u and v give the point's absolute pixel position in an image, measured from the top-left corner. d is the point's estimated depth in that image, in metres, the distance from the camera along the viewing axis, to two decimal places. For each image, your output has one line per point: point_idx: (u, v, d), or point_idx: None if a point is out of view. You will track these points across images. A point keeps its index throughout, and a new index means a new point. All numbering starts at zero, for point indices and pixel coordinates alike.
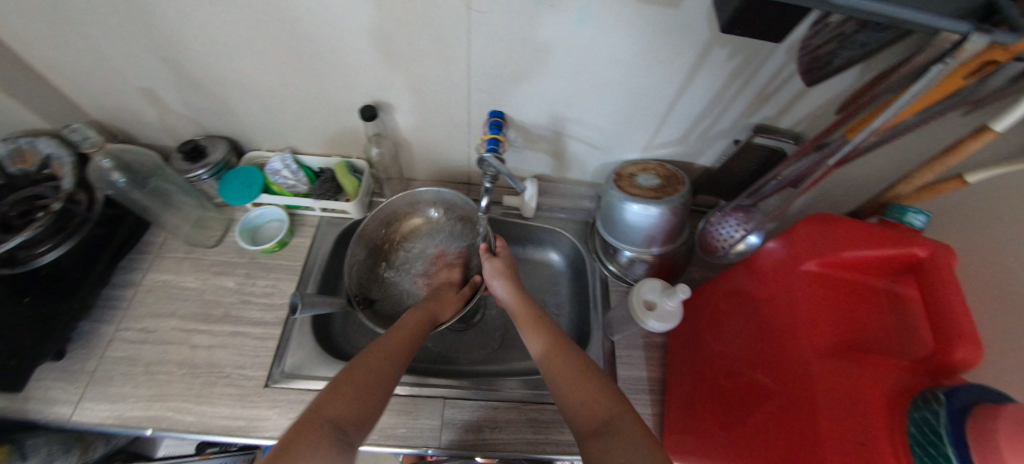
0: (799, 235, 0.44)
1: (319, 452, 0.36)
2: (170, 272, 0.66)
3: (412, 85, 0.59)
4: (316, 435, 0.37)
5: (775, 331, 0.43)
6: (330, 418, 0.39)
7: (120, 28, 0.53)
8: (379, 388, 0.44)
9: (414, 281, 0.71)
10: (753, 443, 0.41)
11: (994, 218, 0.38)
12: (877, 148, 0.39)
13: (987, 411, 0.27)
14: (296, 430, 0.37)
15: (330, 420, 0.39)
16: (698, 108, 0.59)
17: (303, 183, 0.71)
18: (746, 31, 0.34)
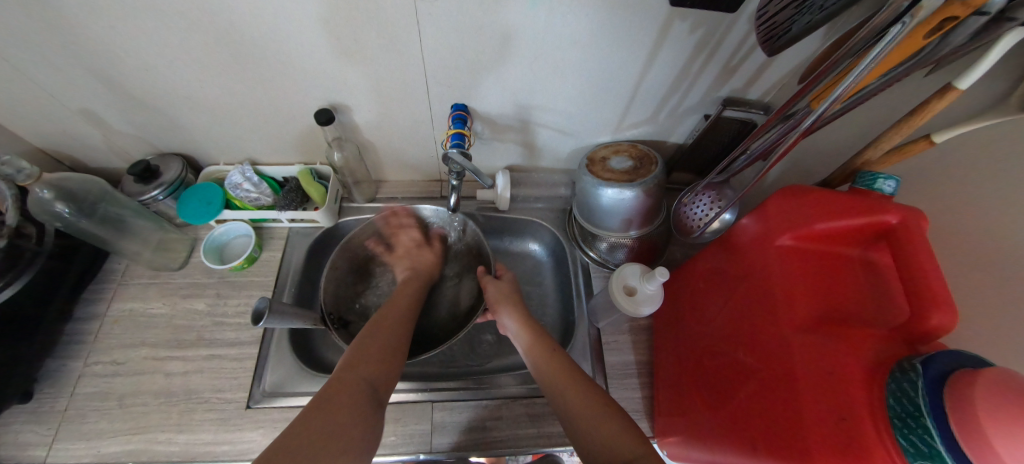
0: (772, 210, 0.43)
1: (356, 403, 0.40)
2: (136, 300, 0.63)
3: (367, 83, 0.56)
4: (350, 392, 0.40)
5: (754, 309, 0.43)
6: (362, 373, 0.43)
7: (40, 47, 0.49)
8: (398, 349, 0.48)
9: None
10: (739, 423, 0.41)
11: (958, 177, 0.38)
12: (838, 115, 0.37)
13: (965, 378, 0.27)
14: (334, 384, 0.41)
15: (361, 378, 0.42)
16: (665, 85, 0.57)
17: (266, 195, 0.68)
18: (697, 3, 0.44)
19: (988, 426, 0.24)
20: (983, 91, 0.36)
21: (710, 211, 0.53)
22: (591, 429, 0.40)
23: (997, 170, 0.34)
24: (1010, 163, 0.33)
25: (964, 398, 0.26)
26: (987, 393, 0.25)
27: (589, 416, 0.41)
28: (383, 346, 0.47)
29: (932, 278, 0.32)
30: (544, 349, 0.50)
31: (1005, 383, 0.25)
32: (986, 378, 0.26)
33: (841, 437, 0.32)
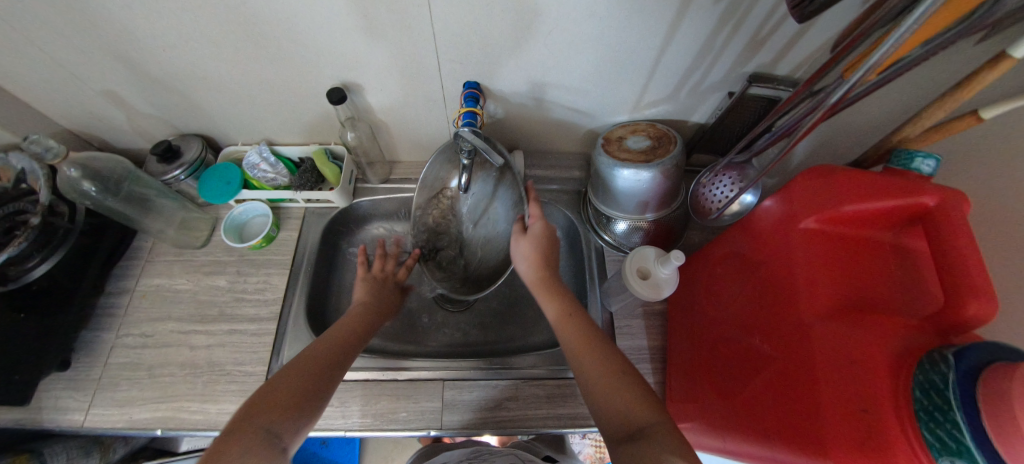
0: (796, 192, 0.41)
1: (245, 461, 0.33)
2: (162, 276, 0.66)
3: (380, 61, 0.56)
4: (241, 447, 0.34)
5: (774, 295, 0.41)
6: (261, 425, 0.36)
7: (64, 29, 0.50)
8: (314, 388, 0.41)
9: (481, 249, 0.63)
10: (754, 411, 0.40)
11: (1010, 155, 0.35)
12: (873, 88, 0.35)
13: (1000, 369, 0.25)
14: (223, 440, 0.34)
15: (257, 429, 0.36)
16: (687, 61, 0.55)
17: (283, 175, 0.69)
18: None
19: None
20: None
21: (730, 192, 0.51)
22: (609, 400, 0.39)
23: None
24: None
25: (1001, 390, 0.25)
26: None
27: (605, 386, 0.40)
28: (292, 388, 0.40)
29: (971, 264, 0.30)
30: (562, 307, 0.48)
31: None
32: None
33: (862, 428, 0.30)
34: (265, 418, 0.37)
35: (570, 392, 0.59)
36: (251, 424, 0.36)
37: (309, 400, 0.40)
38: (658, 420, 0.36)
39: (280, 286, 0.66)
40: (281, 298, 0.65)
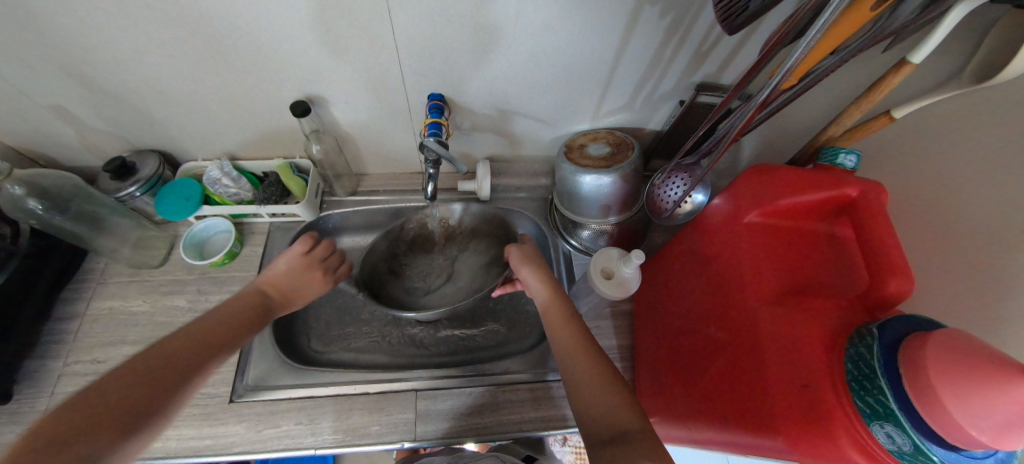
0: (740, 189, 0.44)
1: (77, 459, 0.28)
2: (116, 298, 0.63)
3: (342, 75, 0.56)
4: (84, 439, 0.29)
5: (725, 286, 0.44)
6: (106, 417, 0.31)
7: (8, 43, 0.48)
8: (176, 374, 0.37)
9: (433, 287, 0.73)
10: (712, 398, 0.41)
11: (919, 150, 0.39)
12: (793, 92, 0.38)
13: (917, 339, 0.28)
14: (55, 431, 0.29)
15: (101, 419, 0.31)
16: (639, 71, 0.58)
17: (246, 190, 0.68)
18: None
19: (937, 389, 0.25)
20: (937, 66, 0.37)
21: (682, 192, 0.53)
22: (594, 404, 0.39)
23: (955, 142, 0.35)
24: (968, 133, 0.34)
25: (917, 359, 0.27)
26: (942, 351, 0.25)
27: (594, 387, 0.40)
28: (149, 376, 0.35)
29: (889, 247, 0.33)
30: (563, 313, 0.49)
31: (957, 351, 0.25)
32: (936, 338, 0.26)
33: (804, 403, 0.33)
34: (104, 421, 0.31)
35: (543, 395, 0.60)
36: (84, 427, 0.30)
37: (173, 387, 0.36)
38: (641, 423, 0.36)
39: None
40: None
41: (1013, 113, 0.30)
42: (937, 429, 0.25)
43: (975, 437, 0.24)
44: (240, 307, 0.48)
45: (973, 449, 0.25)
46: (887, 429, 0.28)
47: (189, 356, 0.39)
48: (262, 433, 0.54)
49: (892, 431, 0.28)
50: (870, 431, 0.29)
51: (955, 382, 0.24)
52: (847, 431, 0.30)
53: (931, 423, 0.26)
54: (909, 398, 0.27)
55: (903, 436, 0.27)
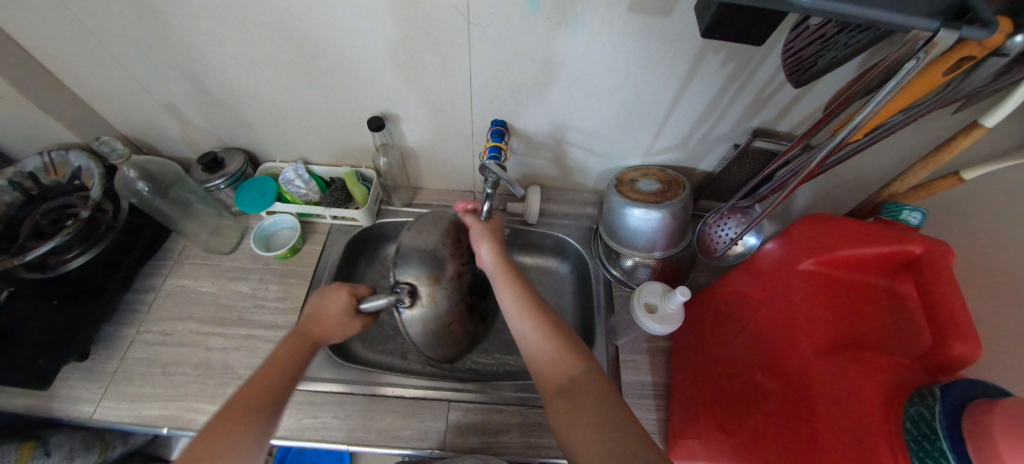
0: (794, 237, 0.45)
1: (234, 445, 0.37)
2: (188, 278, 0.69)
3: (418, 97, 0.62)
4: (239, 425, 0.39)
5: (775, 331, 0.44)
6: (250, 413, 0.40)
7: (149, 50, 0.57)
8: (286, 378, 0.45)
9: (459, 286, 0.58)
10: (756, 444, 0.41)
11: (993, 212, 0.38)
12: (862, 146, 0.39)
13: (983, 406, 0.27)
14: (211, 429, 0.38)
15: (247, 414, 0.40)
16: (696, 113, 0.60)
17: (314, 192, 0.73)
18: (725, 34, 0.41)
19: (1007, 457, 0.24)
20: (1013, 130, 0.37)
21: (735, 234, 0.54)
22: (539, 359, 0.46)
23: None
24: None
25: (987, 423, 0.26)
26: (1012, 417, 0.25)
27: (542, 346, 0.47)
28: (270, 386, 0.44)
29: (954, 307, 0.33)
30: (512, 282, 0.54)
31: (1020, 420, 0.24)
32: (1007, 404, 0.26)
33: (858, 459, 0.32)
34: (249, 416, 0.40)
35: None
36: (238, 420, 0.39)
37: (284, 386, 0.45)
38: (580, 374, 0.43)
39: (299, 297, 0.68)
40: (299, 308, 0.67)
41: None
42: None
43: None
44: (295, 344, 0.49)
45: None
46: None
47: (259, 396, 0.42)
48: (302, 422, 0.57)
49: None
50: None
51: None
52: None
53: None
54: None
55: None
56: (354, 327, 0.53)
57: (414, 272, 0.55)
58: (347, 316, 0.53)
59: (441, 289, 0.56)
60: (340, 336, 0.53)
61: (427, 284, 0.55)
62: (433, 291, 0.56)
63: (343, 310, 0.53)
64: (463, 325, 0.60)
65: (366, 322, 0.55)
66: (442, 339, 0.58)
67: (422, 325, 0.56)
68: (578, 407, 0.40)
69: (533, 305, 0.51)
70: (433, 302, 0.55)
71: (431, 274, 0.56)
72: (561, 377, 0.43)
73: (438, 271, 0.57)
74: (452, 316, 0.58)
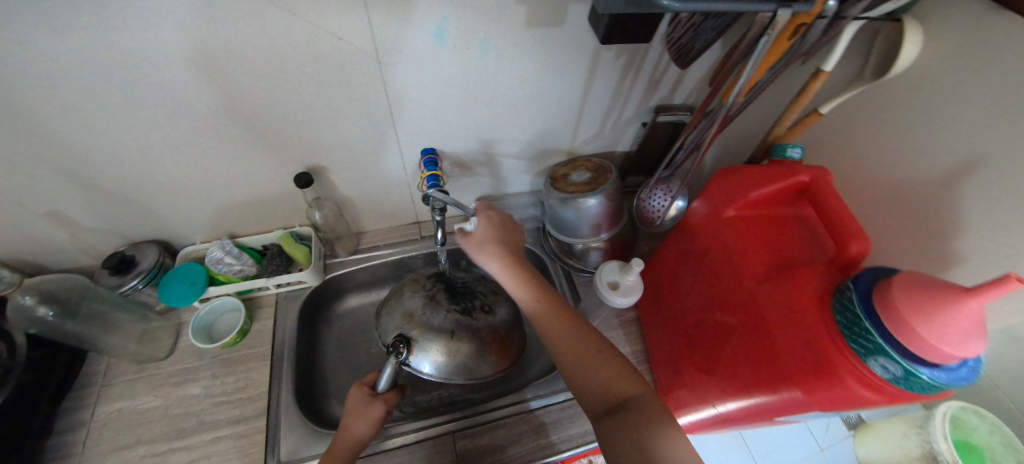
0: (714, 190, 0.51)
1: None
2: (125, 398, 0.60)
3: (340, 143, 0.60)
4: None
5: (720, 274, 0.49)
6: None
7: (14, 159, 0.50)
8: None
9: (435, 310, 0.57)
10: (731, 375, 0.46)
11: None
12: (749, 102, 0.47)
13: (885, 285, 0.34)
14: None
15: None
16: (605, 103, 0.66)
17: (250, 265, 0.68)
18: (620, 39, 0.48)
19: (916, 320, 0.31)
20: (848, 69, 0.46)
21: (666, 201, 0.60)
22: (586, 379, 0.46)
23: None
24: None
25: (894, 304, 0.32)
26: (916, 293, 0.31)
27: (584, 365, 0.46)
28: None
29: (843, 216, 0.40)
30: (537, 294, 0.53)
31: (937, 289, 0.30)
32: (913, 280, 0.32)
33: (810, 358, 0.38)
34: None
35: (573, 412, 0.62)
36: None
37: None
38: (636, 392, 0.43)
39: (262, 380, 0.62)
40: (266, 392, 0.61)
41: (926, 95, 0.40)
42: (922, 355, 0.31)
43: (949, 352, 0.30)
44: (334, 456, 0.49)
45: (946, 363, 0.31)
46: (881, 362, 0.33)
47: None
48: None
49: (885, 363, 0.33)
50: (867, 366, 0.34)
51: (935, 316, 0.30)
52: (849, 372, 0.35)
53: (913, 347, 0.31)
54: (893, 337, 0.32)
55: (894, 363, 0.32)
56: (377, 413, 0.51)
57: (394, 326, 0.56)
58: (368, 406, 0.51)
59: (422, 317, 0.56)
60: (366, 429, 0.50)
61: (410, 327, 0.55)
62: (416, 324, 0.55)
63: (361, 399, 0.52)
64: (473, 327, 0.56)
65: (392, 400, 0.53)
66: (467, 348, 0.55)
67: (435, 352, 0.54)
68: (631, 425, 0.40)
69: (576, 340, 0.48)
70: (422, 332, 0.54)
71: (404, 315, 0.57)
72: (617, 395, 0.43)
73: (409, 310, 0.57)
74: (455, 325, 0.56)
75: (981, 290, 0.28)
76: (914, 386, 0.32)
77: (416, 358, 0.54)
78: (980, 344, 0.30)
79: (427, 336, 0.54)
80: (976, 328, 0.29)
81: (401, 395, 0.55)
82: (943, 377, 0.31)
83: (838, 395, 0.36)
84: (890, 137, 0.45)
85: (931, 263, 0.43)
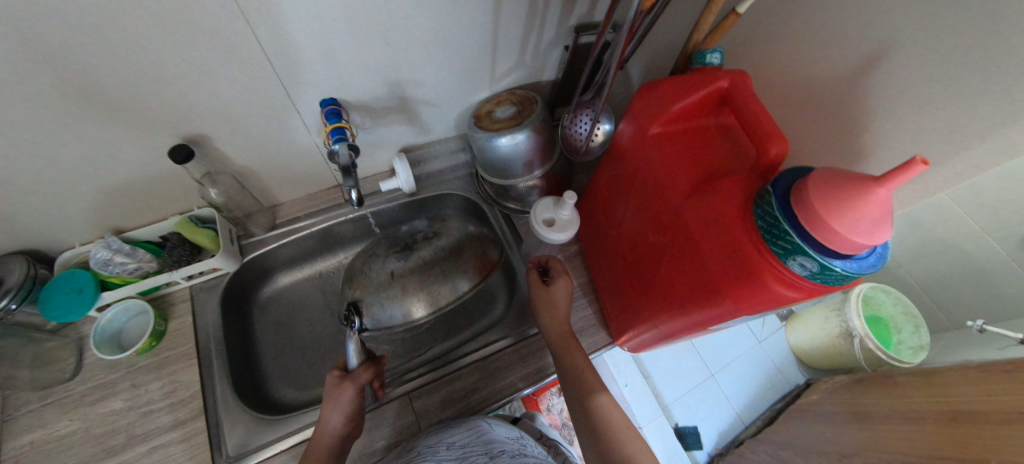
0: (639, 109, 0.48)
1: None
2: (32, 429, 0.53)
3: (218, 105, 0.51)
4: None
5: (649, 195, 0.48)
6: None
7: None
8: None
9: (378, 264, 0.56)
10: (666, 292, 0.47)
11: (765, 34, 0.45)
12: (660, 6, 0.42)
13: (800, 184, 0.34)
14: None
15: None
16: (521, 27, 0.59)
17: (147, 260, 0.59)
18: None
19: (824, 213, 0.31)
20: None
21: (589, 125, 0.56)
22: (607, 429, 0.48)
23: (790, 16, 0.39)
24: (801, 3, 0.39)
25: (807, 202, 0.32)
26: (826, 190, 0.32)
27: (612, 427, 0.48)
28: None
29: (761, 119, 0.39)
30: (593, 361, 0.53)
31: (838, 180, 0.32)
32: (822, 176, 0.33)
33: (734, 265, 0.38)
34: None
35: (527, 351, 0.62)
36: None
37: None
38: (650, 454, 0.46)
39: (193, 380, 0.57)
40: (200, 391, 0.56)
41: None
42: (836, 249, 0.32)
43: (862, 242, 0.31)
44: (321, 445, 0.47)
45: (857, 253, 0.32)
46: (800, 261, 0.34)
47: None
48: None
49: (803, 261, 0.34)
50: (787, 267, 0.35)
51: (850, 210, 0.30)
52: (769, 274, 0.36)
53: (825, 240, 0.32)
54: (812, 235, 0.32)
55: (810, 260, 0.33)
56: (347, 395, 0.48)
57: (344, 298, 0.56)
58: (337, 388, 0.48)
59: (362, 277, 0.56)
60: (341, 414, 0.47)
61: (355, 292, 0.55)
62: (357, 284, 0.55)
63: (331, 383, 0.49)
64: (411, 262, 0.56)
65: (362, 375, 0.49)
66: (412, 279, 0.54)
67: (383, 301, 0.53)
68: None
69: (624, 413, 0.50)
70: (364, 291, 0.54)
71: (349, 282, 0.57)
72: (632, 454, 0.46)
73: (352, 278, 0.57)
74: (393, 265, 0.55)
75: (889, 177, 0.29)
76: (828, 279, 0.34)
77: (373, 316, 0.53)
78: (886, 230, 0.31)
79: (370, 290, 0.54)
80: (883, 214, 0.30)
81: (376, 368, 0.51)
82: (854, 267, 0.32)
83: (760, 297, 0.37)
84: (807, 28, 0.43)
85: (838, 156, 0.44)
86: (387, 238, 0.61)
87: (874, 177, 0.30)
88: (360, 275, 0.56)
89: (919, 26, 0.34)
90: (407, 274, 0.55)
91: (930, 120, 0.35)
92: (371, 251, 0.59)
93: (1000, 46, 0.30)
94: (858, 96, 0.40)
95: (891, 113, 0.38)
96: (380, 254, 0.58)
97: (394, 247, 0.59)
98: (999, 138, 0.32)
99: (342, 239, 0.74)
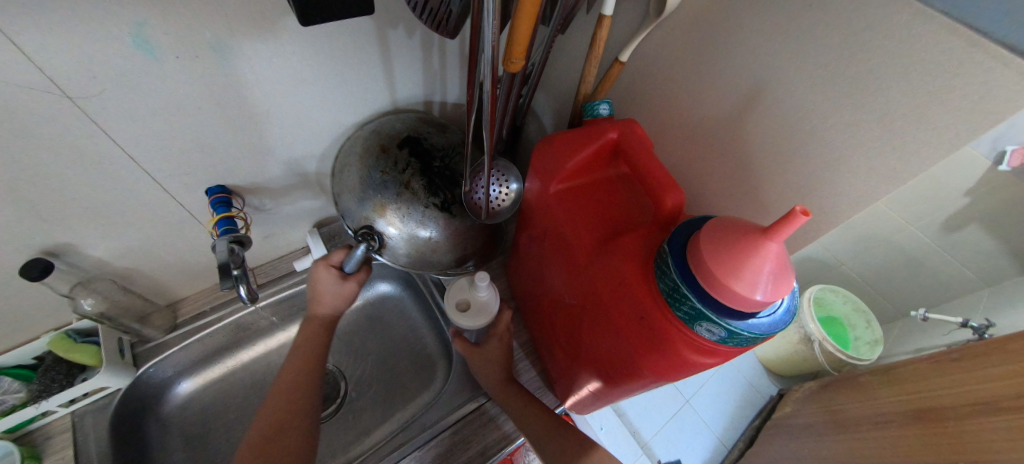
0: (538, 164, 0.46)
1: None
2: None
3: (80, 204, 0.45)
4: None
5: (562, 252, 0.45)
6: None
7: None
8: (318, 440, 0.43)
9: (415, 198, 0.51)
10: (592, 354, 0.44)
11: (659, 76, 0.47)
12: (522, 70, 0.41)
13: (693, 241, 0.32)
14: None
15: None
16: (420, 90, 0.59)
17: (16, 391, 0.50)
18: (331, 16, 0.34)
19: (719, 273, 0.29)
20: (630, 14, 0.45)
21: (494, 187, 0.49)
22: None
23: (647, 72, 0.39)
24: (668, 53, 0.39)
25: (702, 263, 0.30)
26: (719, 247, 0.30)
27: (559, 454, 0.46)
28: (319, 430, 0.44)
29: (653, 170, 0.39)
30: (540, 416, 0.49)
31: (728, 231, 0.30)
32: (715, 228, 0.31)
33: (646, 330, 0.35)
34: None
35: (469, 431, 0.55)
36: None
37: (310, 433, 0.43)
38: None
39: None
40: None
41: (715, 25, 0.39)
42: (736, 309, 0.30)
43: (761, 300, 0.29)
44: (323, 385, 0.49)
45: (760, 311, 0.30)
46: (706, 326, 0.31)
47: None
48: None
49: (709, 326, 0.31)
50: (696, 333, 0.32)
51: (741, 267, 0.29)
52: (680, 339, 0.33)
53: (725, 302, 0.30)
54: (712, 299, 0.30)
55: (716, 325, 0.31)
56: (352, 289, 0.55)
57: (363, 213, 0.52)
58: (341, 283, 0.54)
59: (396, 212, 0.51)
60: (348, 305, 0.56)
61: (379, 216, 0.51)
62: (388, 217, 0.51)
63: (332, 282, 0.54)
64: (452, 222, 0.53)
65: (364, 276, 0.57)
66: (439, 243, 0.53)
67: (405, 236, 0.52)
68: None
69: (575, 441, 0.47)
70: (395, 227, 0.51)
71: (375, 204, 0.51)
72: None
73: (378, 196, 0.51)
74: (433, 224, 0.52)
75: (775, 231, 0.28)
76: (739, 342, 0.31)
77: (391, 248, 0.53)
78: (784, 285, 0.30)
79: (404, 230, 0.51)
80: (774, 269, 0.29)
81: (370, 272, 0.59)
82: (758, 327, 0.30)
83: (677, 364, 0.35)
84: (682, 73, 0.44)
85: (734, 195, 0.44)
86: (426, 152, 0.54)
87: (763, 229, 0.29)
88: (385, 202, 0.51)
89: (785, 65, 0.35)
90: (440, 229, 0.53)
91: (818, 150, 0.35)
92: (412, 164, 0.53)
93: (862, 77, 0.30)
94: (744, 132, 0.40)
95: (777, 147, 0.38)
96: (419, 185, 0.52)
97: (434, 176, 0.53)
98: (881, 167, 0.31)
99: (259, 326, 0.68)
